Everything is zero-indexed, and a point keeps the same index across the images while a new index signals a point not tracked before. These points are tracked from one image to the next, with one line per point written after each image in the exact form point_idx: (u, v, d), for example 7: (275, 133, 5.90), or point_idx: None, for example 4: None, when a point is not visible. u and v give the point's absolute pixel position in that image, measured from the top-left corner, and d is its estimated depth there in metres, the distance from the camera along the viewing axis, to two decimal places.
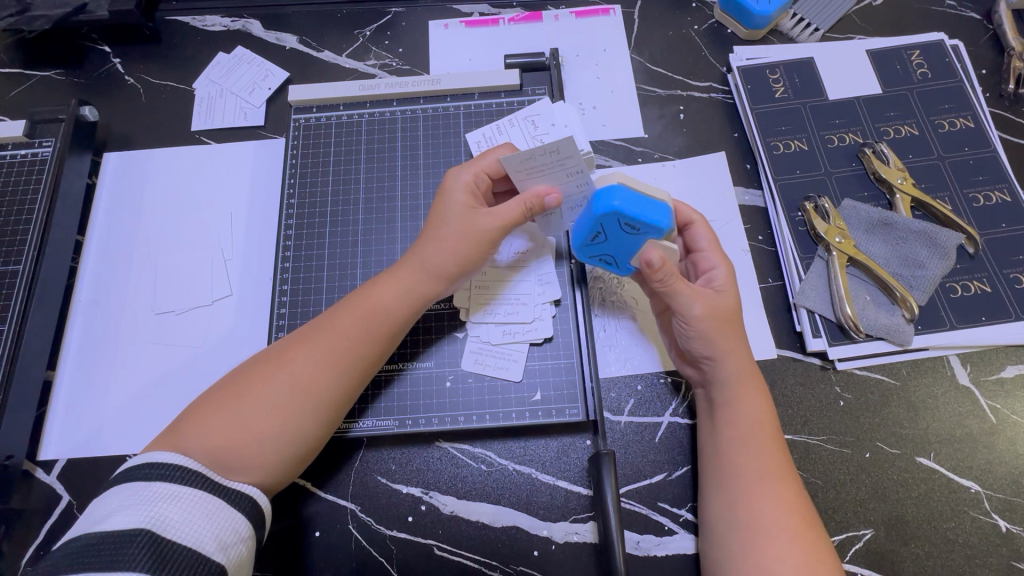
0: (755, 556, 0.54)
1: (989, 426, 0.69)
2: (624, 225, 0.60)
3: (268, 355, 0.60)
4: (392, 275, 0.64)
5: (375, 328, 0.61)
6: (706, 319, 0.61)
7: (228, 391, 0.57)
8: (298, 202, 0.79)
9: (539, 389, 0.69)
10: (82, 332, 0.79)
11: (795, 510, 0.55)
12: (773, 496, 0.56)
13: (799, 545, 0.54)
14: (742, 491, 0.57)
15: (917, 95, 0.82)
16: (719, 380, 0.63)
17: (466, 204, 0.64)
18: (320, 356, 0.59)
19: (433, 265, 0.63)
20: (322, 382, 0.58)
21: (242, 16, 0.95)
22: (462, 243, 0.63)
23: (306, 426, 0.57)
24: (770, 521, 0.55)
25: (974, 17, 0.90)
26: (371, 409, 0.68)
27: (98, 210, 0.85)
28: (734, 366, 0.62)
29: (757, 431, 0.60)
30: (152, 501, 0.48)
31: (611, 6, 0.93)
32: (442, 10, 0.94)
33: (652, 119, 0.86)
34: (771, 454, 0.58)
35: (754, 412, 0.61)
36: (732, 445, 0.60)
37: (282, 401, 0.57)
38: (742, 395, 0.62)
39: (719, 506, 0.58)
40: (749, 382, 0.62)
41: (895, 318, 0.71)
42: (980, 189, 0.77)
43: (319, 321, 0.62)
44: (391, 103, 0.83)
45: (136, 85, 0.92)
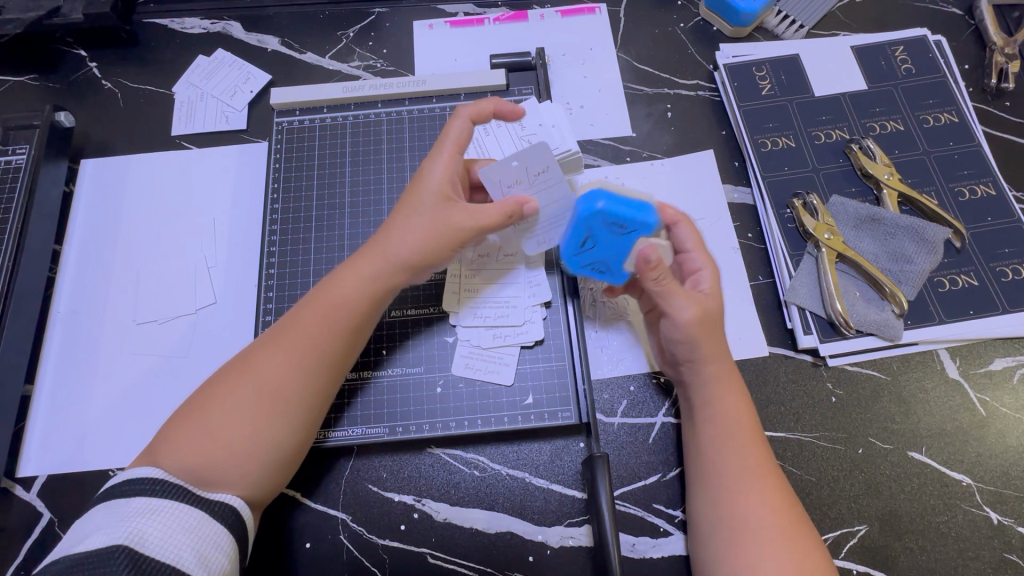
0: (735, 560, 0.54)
1: (979, 418, 0.70)
2: (610, 223, 0.64)
3: (236, 362, 0.58)
4: (359, 270, 0.61)
5: (344, 325, 0.60)
6: (696, 324, 0.60)
7: (199, 402, 0.56)
8: (282, 207, 0.77)
9: (531, 393, 0.68)
10: (61, 344, 0.77)
11: (773, 508, 0.55)
12: (750, 494, 0.56)
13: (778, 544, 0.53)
14: (727, 492, 0.57)
15: (901, 91, 0.83)
16: (700, 376, 0.62)
17: (441, 192, 0.62)
18: (286, 357, 0.57)
19: (400, 257, 0.61)
20: (289, 383, 0.57)
21: (222, 18, 0.93)
22: (433, 237, 0.61)
23: (277, 430, 0.56)
24: (749, 521, 0.55)
25: (956, 13, 0.91)
26: (348, 419, 0.67)
27: (76, 219, 0.83)
28: (719, 367, 0.61)
29: (734, 431, 0.59)
30: (133, 516, 0.47)
31: (596, 4, 0.93)
32: (426, 10, 0.94)
33: (640, 118, 0.86)
34: (751, 452, 0.58)
35: (731, 413, 0.60)
36: (712, 448, 0.59)
37: (248, 406, 0.55)
38: (719, 393, 0.61)
39: (704, 511, 0.58)
40: (725, 378, 0.62)
41: (885, 314, 0.71)
42: (965, 184, 0.77)
43: (286, 322, 0.60)
44: (376, 105, 0.81)
45: (114, 90, 0.90)
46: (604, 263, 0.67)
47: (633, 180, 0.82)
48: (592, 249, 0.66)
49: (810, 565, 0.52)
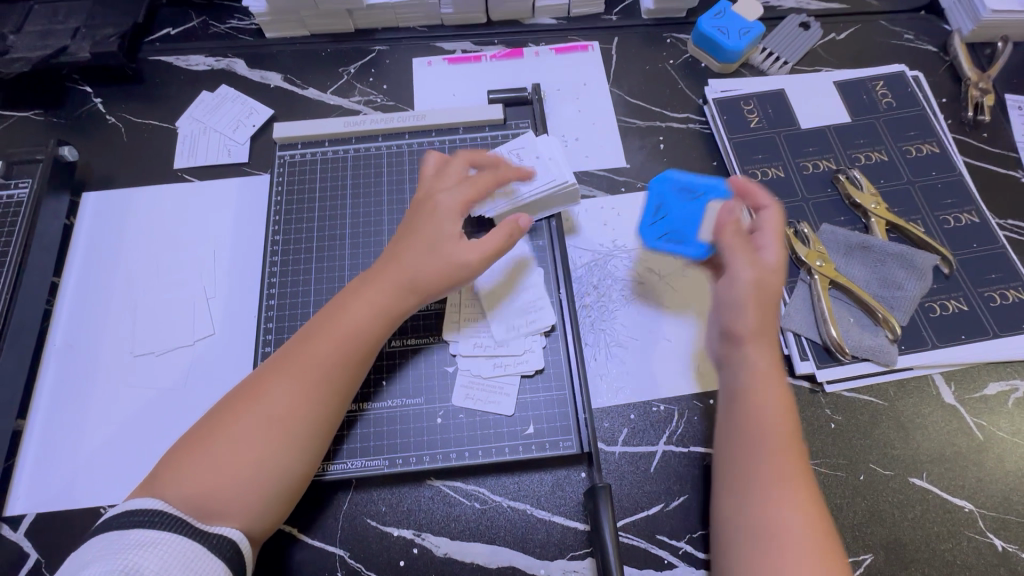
0: (752, 552, 0.53)
1: (977, 443, 0.70)
2: (685, 192, 0.81)
3: (244, 389, 0.58)
4: (369, 296, 0.62)
5: (354, 352, 0.60)
6: (750, 284, 0.63)
7: (206, 431, 0.56)
8: (283, 238, 0.78)
9: (532, 423, 0.67)
10: (56, 377, 0.77)
11: (800, 509, 0.54)
12: (778, 487, 0.55)
13: (801, 548, 0.52)
14: (757, 498, 0.56)
15: (884, 124, 0.86)
16: (738, 343, 0.64)
17: (453, 223, 0.65)
18: (295, 383, 0.57)
19: (414, 283, 0.63)
20: (298, 411, 0.57)
21: (226, 55, 0.96)
22: (447, 268, 0.63)
23: (286, 460, 0.56)
24: (774, 515, 0.54)
25: (931, 49, 0.95)
26: (351, 449, 0.66)
27: (76, 252, 0.84)
28: (759, 357, 0.62)
29: (768, 434, 0.58)
30: (127, 550, 0.46)
31: (589, 42, 0.96)
32: (425, 47, 0.97)
33: (634, 149, 0.88)
34: (786, 459, 0.57)
35: (768, 404, 0.60)
36: (740, 451, 0.59)
37: (258, 433, 0.55)
38: (759, 379, 0.62)
39: (728, 517, 0.57)
40: (764, 365, 0.62)
41: (879, 340, 0.72)
42: (950, 212, 0.80)
43: (293, 347, 0.60)
44: (376, 139, 0.83)
45: (118, 124, 0.91)
46: (679, 235, 0.78)
47: (628, 210, 0.84)
48: (663, 221, 0.80)
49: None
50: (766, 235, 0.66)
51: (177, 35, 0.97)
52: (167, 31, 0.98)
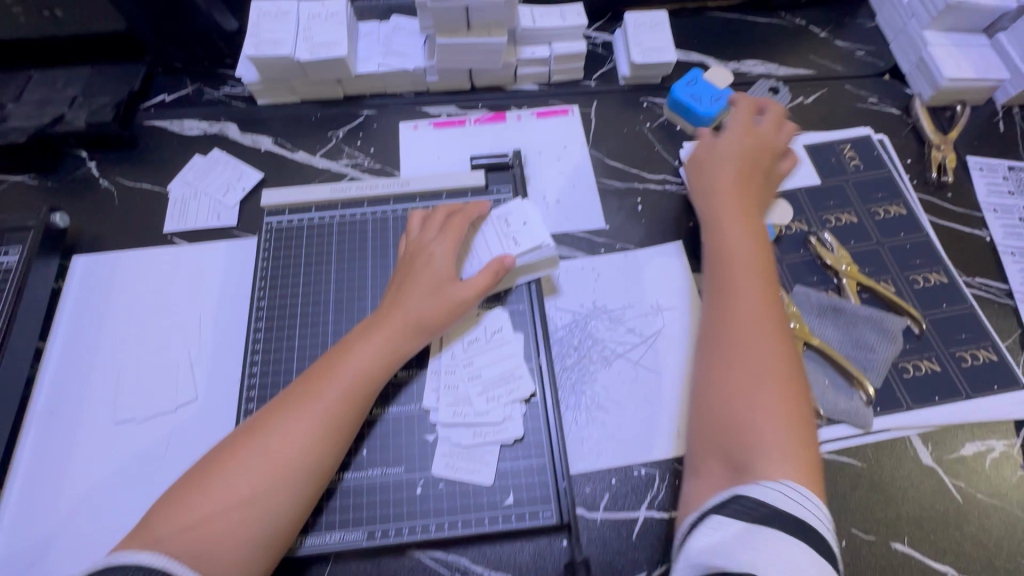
0: (716, 366, 0.66)
1: (956, 505, 0.70)
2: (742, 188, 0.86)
3: (244, 432, 0.62)
4: (367, 340, 0.67)
5: (352, 394, 0.64)
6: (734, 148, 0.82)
7: (205, 472, 0.59)
8: (268, 303, 0.79)
9: (512, 492, 0.67)
10: (36, 446, 0.76)
11: (761, 321, 0.66)
12: (739, 305, 0.68)
13: (754, 345, 0.65)
14: (744, 344, 0.65)
15: (853, 186, 0.90)
16: (712, 198, 0.80)
17: (447, 271, 0.72)
18: (293, 424, 0.61)
19: (410, 323, 0.68)
20: (295, 451, 0.60)
21: (219, 120, 0.99)
22: (441, 309, 0.70)
23: (279, 500, 0.58)
24: (735, 324, 0.67)
25: (894, 112, 1.00)
26: (326, 522, 0.65)
27: (63, 316, 0.84)
28: (734, 210, 0.77)
29: (762, 297, 0.68)
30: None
31: (569, 106, 1.01)
32: (412, 111, 1.01)
33: (613, 210, 0.91)
34: (765, 323, 0.66)
35: (741, 248, 0.73)
36: (728, 305, 0.69)
37: (255, 472, 0.58)
38: (732, 224, 0.75)
39: (709, 366, 0.67)
40: (735, 206, 0.77)
41: (854, 402, 0.73)
42: (919, 272, 0.82)
43: (294, 390, 0.64)
44: (361, 204, 0.85)
45: (110, 188, 0.94)
46: None
47: (609, 271, 0.86)
48: None
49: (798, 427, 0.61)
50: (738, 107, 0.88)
51: (172, 101, 1.01)
52: (163, 97, 1.01)
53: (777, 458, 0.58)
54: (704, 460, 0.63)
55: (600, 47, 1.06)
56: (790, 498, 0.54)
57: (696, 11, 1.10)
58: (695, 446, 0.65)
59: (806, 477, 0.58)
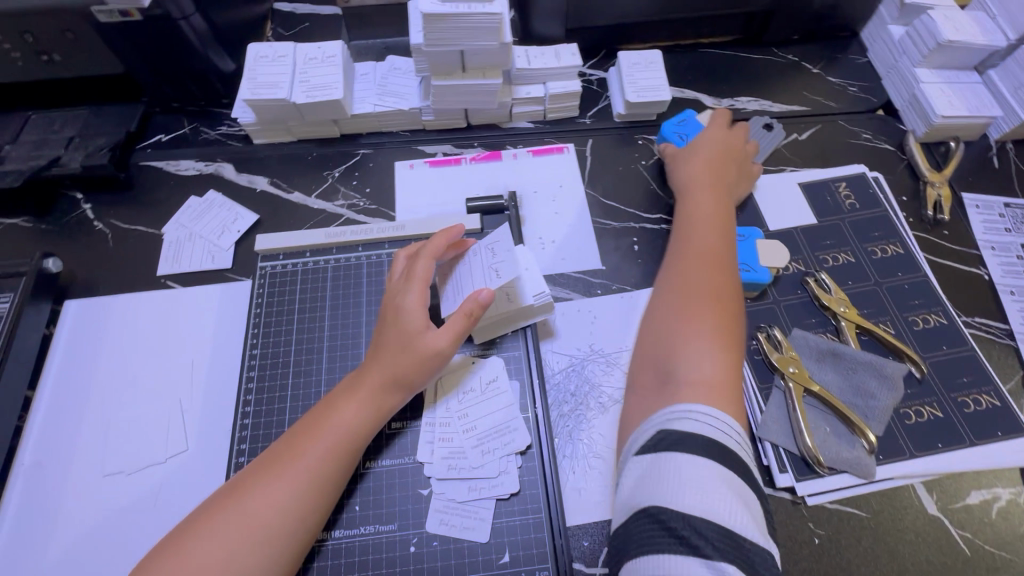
0: (670, 305, 0.70)
1: (963, 558, 0.69)
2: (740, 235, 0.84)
3: (225, 493, 0.60)
4: (352, 397, 0.66)
5: (336, 454, 0.63)
6: (712, 134, 0.89)
7: (184, 536, 0.57)
8: (261, 349, 0.78)
9: (507, 550, 0.64)
10: (21, 499, 0.74)
11: (711, 274, 0.72)
12: (701, 250, 0.75)
13: (694, 292, 0.70)
14: (679, 287, 0.71)
15: (849, 225, 0.89)
16: (688, 178, 0.86)
17: (420, 322, 0.68)
18: (274, 485, 0.59)
19: (392, 379, 0.66)
20: (274, 517, 0.58)
21: (215, 160, 1.00)
22: (420, 364, 0.66)
23: (256, 569, 0.56)
24: (689, 227, 0.78)
25: (889, 148, 1.00)
26: None
27: (53, 363, 0.83)
28: (705, 186, 0.83)
29: (703, 254, 0.74)
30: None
31: (564, 144, 1.01)
32: (408, 150, 1.01)
33: (609, 250, 0.91)
34: (708, 274, 0.72)
35: (709, 216, 0.79)
36: (677, 263, 0.75)
37: (231, 537, 0.56)
38: (704, 193, 0.82)
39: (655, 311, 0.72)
40: (710, 178, 0.83)
41: (857, 451, 0.71)
42: (918, 313, 0.82)
43: (279, 448, 0.63)
44: (356, 248, 0.85)
45: (105, 231, 0.93)
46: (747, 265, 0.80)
47: (605, 313, 0.85)
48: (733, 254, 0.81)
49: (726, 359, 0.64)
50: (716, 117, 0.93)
51: (168, 141, 1.01)
52: (159, 138, 1.02)
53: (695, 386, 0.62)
54: (640, 376, 0.69)
55: (595, 84, 1.07)
56: (690, 422, 0.57)
57: (690, 48, 1.11)
58: (638, 357, 0.71)
59: (717, 399, 0.60)
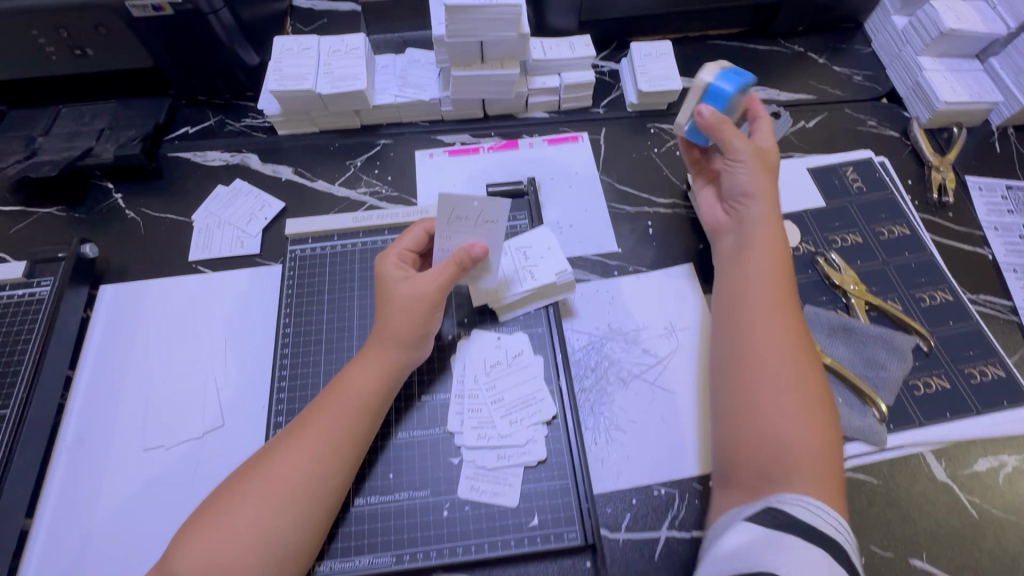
0: (747, 374, 0.66)
1: (972, 521, 0.72)
2: None
3: (253, 462, 0.64)
4: (359, 362, 0.69)
5: (346, 414, 0.65)
6: (751, 159, 0.76)
7: (215, 503, 0.61)
8: (293, 329, 0.81)
9: (536, 513, 0.68)
10: (66, 473, 0.77)
11: (786, 331, 0.67)
12: (775, 342, 0.66)
13: (779, 357, 0.65)
14: (757, 346, 0.67)
15: (857, 207, 0.93)
16: (753, 220, 0.75)
17: (399, 277, 0.72)
18: (296, 450, 0.62)
19: (391, 334, 0.69)
20: (298, 477, 0.61)
21: (241, 151, 1.03)
22: (414, 314, 0.70)
23: (285, 526, 0.59)
24: (749, 288, 0.71)
25: (893, 134, 1.03)
26: (345, 547, 0.66)
27: (91, 345, 0.86)
28: (764, 232, 0.74)
29: (778, 306, 0.69)
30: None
31: (578, 133, 1.04)
32: (427, 140, 1.04)
33: (624, 234, 0.94)
34: (791, 334, 0.67)
35: (770, 268, 0.72)
36: (752, 314, 0.69)
37: (261, 498, 0.60)
38: (766, 238, 0.74)
39: (730, 372, 0.68)
40: (772, 236, 0.74)
41: (868, 420, 0.74)
42: (924, 290, 0.85)
43: (300, 417, 0.66)
44: (382, 232, 0.88)
45: (136, 219, 0.97)
46: None
47: (623, 294, 0.88)
48: None
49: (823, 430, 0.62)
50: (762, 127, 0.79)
51: (195, 133, 1.05)
52: (186, 130, 1.05)
53: (800, 470, 0.60)
54: (722, 446, 0.66)
55: (607, 75, 1.10)
56: (808, 514, 0.56)
57: (698, 40, 1.15)
58: (719, 428, 0.68)
59: (817, 484, 0.59)
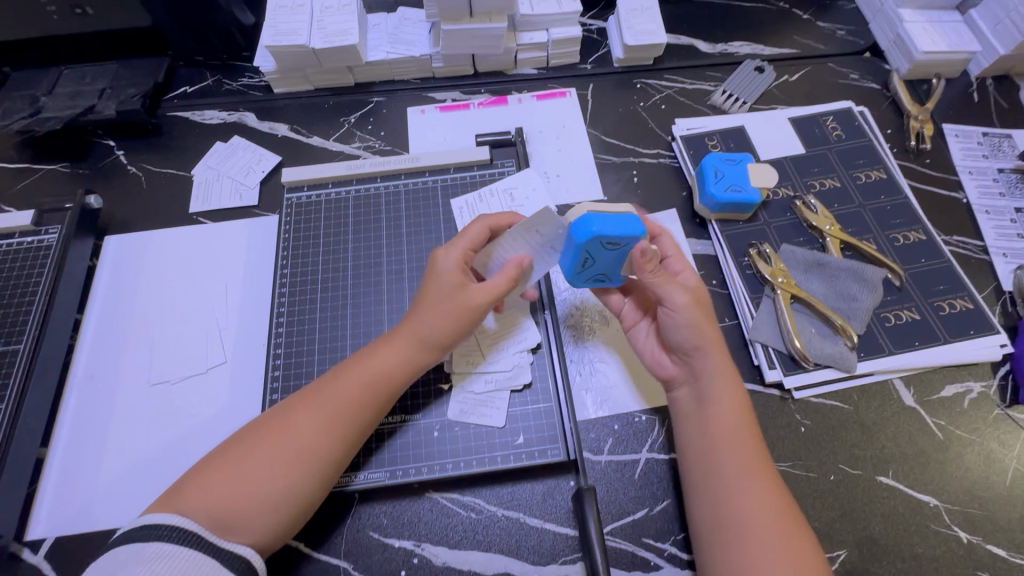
0: (728, 533, 0.60)
1: (937, 442, 0.75)
2: (726, 160, 0.89)
3: (273, 419, 0.64)
4: (391, 347, 0.68)
5: (371, 397, 0.66)
6: (690, 307, 0.67)
7: (231, 456, 0.61)
8: (291, 272, 0.85)
9: (522, 433, 0.73)
10: (78, 407, 0.82)
11: (762, 484, 0.61)
12: (759, 508, 0.60)
13: (753, 495, 0.61)
14: (729, 498, 0.61)
15: (835, 154, 0.95)
16: (706, 374, 0.68)
17: (457, 278, 0.69)
18: (321, 423, 0.63)
19: (427, 335, 0.67)
20: (323, 448, 0.62)
21: (238, 109, 1.06)
22: (456, 319, 0.67)
23: (301, 488, 0.61)
24: (713, 435, 0.65)
25: (874, 87, 1.06)
26: (372, 461, 0.71)
27: (98, 291, 0.90)
28: (718, 378, 0.67)
29: (747, 462, 0.63)
30: (148, 562, 0.52)
31: (567, 89, 1.07)
32: (419, 97, 1.07)
33: (610, 183, 0.97)
34: (760, 476, 0.62)
35: (729, 410, 0.66)
36: (717, 453, 0.64)
37: (282, 462, 0.60)
38: (728, 398, 0.67)
39: (709, 526, 0.62)
40: (732, 386, 0.67)
41: (839, 347, 0.78)
42: (899, 230, 0.88)
43: (322, 385, 0.66)
44: (375, 180, 0.92)
45: (138, 173, 1.00)
46: (740, 186, 0.86)
47: None
48: (724, 179, 0.87)
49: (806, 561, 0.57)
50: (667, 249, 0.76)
51: (193, 92, 1.08)
52: (185, 89, 1.08)
53: None
54: None
55: (595, 33, 1.12)
56: None
57: None
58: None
59: None
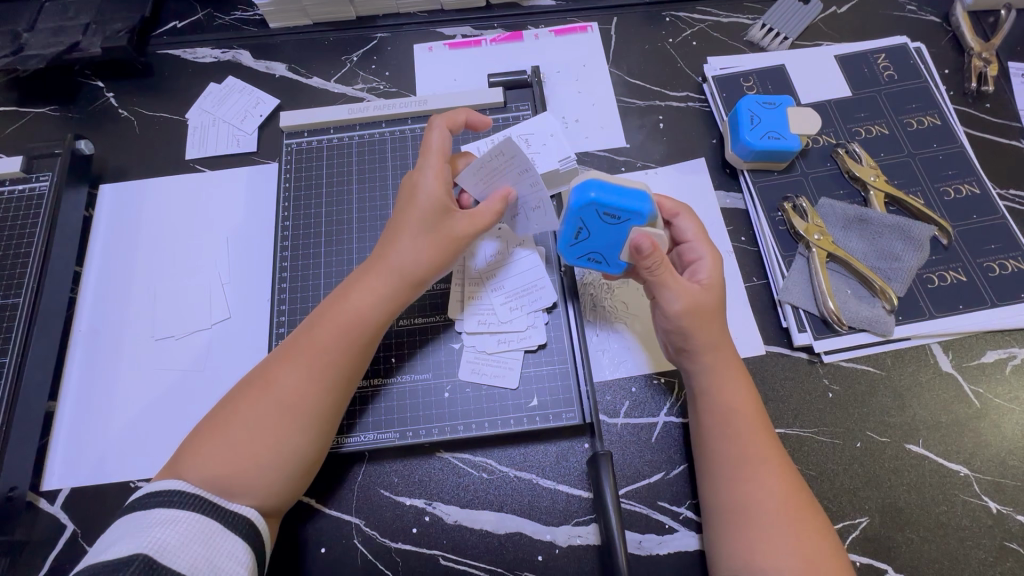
0: (732, 519, 0.58)
1: (974, 410, 0.71)
2: (761, 103, 0.80)
3: (256, 378, 0.61)
4: (367, 285, 0.64)
5: (352, 339, 0.62)
6: (685, 314, 0.63)
7: (218, 420, 0.59)
8: (292, 224, 0.80)
9: (535, 395, 0.70)
10: (84, 361, 0.80)
11: (766, 470, 0.58)
12: (762, 491, 0.57)
13: (757, 482, 0.58)
14: (731, 483, 0.59)
15: (885, 96, 0.86)
16: (701, 370, 0.64)
17: (439, 203, 0.64)
18: (304, 373, 0.60)
19: (408, 269, 0.63)
20: (307, 399, 0.59)
21: (232, 47, 0.98)
22: (437, 248, 0.63)
23: (296, 442, 0.58)
24: (713, 422, 0.62)
25: (934, 20, 0.94)
26: (368, 424, 0.70)
27: (96, 242, 0.87)
28: (714, 369, 0.64)
29: (752, 449, 0.60)
30: (148, 528, 0.50)
31: (588, 23, 0.97)
32: (427, 33, 0.98)
33: (634, 129, 0.89)
34: (767, 462, 0.59)
35: (733, 399, 0.63)
36: (716, 439, 0.62)
37: (270, 419, 0.58)
38: (719, 380, 0.64)
39: (714, 510, 0.60)
40: (727, 368, 0.64)
41: (876, 310, 0.73)
42: (950, 183, 0.80)
43: (299, 336, 0.63)
44: (380, 125, 0.85)
45: (130, 118, 0.94)
46: (779, 132, 0.78)
47: None
48: (760, 125, 0.79)
49: (814, 549, 0.54)
50: (687, 231, 0.69)
51: (184, 28, 0.99)
52: (175, 24, 1.00)
53: None
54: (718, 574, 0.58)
55: None
56: None
57: None
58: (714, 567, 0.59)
59: None
